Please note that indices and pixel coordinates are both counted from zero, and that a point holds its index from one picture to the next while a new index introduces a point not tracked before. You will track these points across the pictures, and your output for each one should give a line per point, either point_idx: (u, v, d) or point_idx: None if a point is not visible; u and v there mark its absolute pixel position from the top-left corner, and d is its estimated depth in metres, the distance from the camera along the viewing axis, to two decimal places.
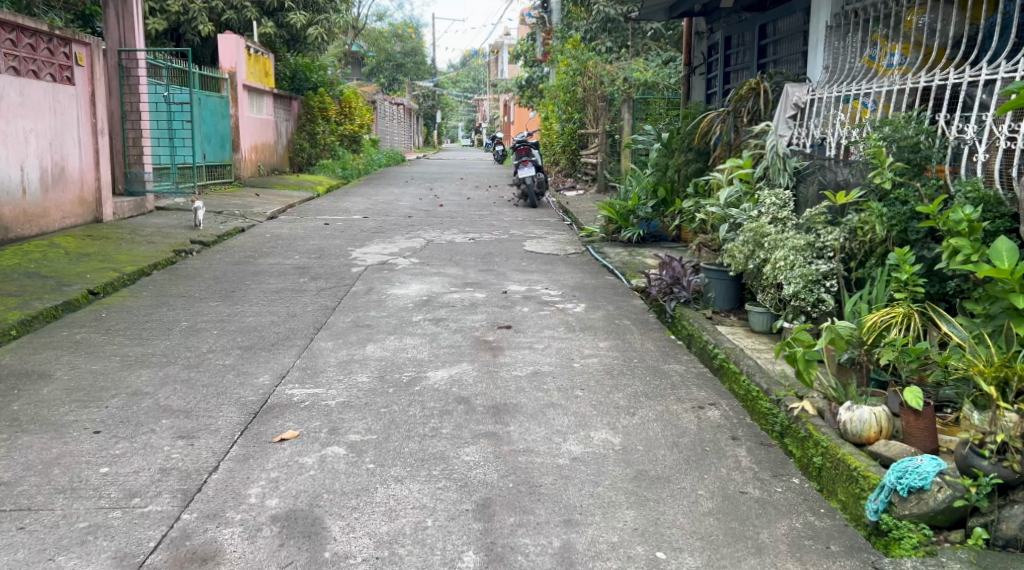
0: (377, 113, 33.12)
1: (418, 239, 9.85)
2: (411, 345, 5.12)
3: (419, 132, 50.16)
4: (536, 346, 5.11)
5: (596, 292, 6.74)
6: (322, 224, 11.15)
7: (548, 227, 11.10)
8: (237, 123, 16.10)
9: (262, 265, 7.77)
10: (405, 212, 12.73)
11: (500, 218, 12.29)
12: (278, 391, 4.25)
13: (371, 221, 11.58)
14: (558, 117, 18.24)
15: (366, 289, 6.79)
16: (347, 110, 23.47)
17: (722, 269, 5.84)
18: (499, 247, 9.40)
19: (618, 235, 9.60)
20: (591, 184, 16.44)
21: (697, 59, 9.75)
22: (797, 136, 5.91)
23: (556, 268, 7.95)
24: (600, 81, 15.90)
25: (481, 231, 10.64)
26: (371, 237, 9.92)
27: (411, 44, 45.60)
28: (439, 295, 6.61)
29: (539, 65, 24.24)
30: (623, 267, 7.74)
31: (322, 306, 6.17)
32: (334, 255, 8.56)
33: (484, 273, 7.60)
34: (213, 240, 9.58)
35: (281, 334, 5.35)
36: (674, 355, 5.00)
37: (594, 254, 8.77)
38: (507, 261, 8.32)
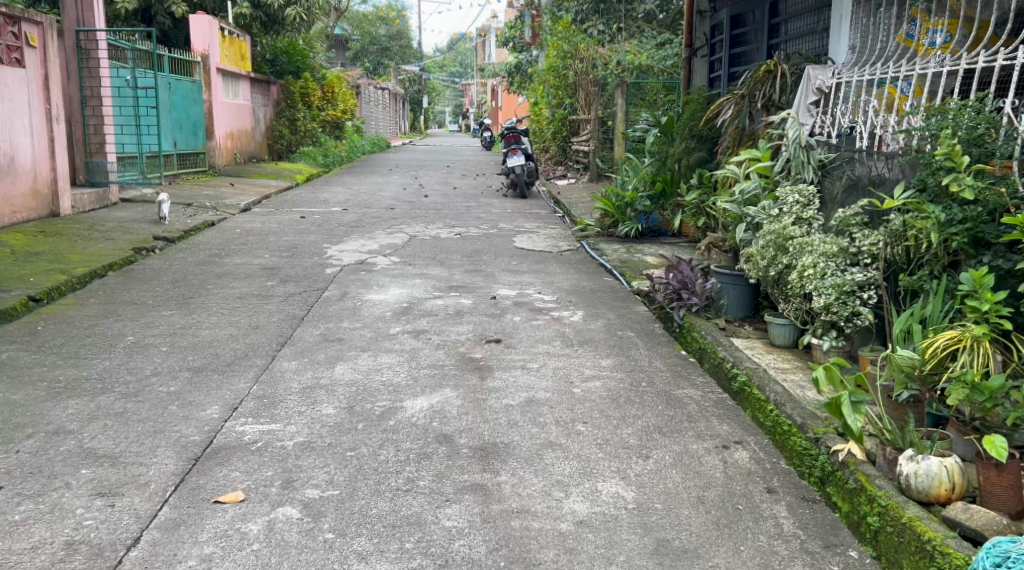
0: (361, 98, 32.32)
1: (400, 234, 9.19)
2: (387, 365, 4.49)
3: (405, 117, 49.34)
4: (530, 365, 4.48)
5: (594, 297, 6.12)
6: (299, 217, 10.47)
7: (539, 220, 10.48)
8: (210, 109, 15.38)
9: (228, 266, 7.10)
10: (387, 204, 12.07)
11: (488, 209, 11.65)
12: (227, 427, 3.61)
13: (351, 213, 10.91)
14: (549, 102, 17.58)
15: (341, 295, 6.14)
16: (328, 95, 22.73)
17: (737, 275, 5.30)
18: (487, 243, 8.76)
19: (614, 229, 8.98)
20: (583, 173, 15.82)
21: (699, 40, 9.13)
22: (821, 124, 5.30)
23: (548, 268, 7.33)
24: (593, 64, 15.25)
25: (468, 225, 10.00)
26: (350, 233, 9.25)
27: (397, 27, 44.76)
28: (420, 301, 5.97)
29: (528, 49, 23.55)
30: (622, 267, 7.15)
31: (289, 316, 5.52)
32: (308, 253, 7.90)
33: (470, 274, 6.97)
34: (178, 236, 8.90)
35: (239, 352, 4.70)
36: (688, 376, 4.38)
37: (589, 251, 8.16)
38: (496, 260, 7.68)
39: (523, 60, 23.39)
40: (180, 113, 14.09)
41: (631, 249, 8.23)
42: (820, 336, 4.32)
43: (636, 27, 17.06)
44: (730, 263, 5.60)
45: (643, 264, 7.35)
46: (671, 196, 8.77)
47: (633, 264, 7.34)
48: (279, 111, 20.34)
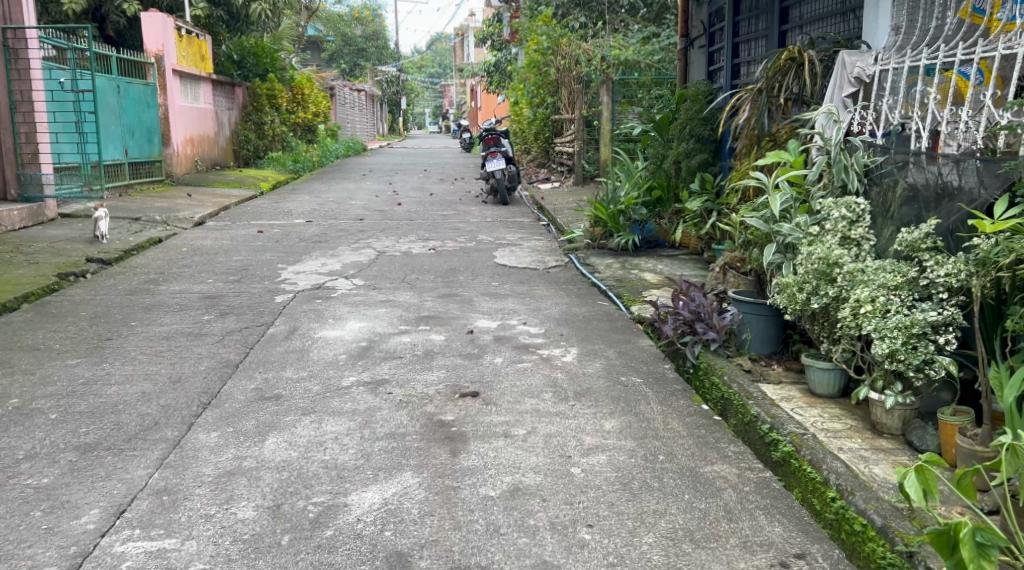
0: (336, 100, 31.24)
1: (367, 250, 8.22)
2: (333, 436, 3.52)
3: (384, 119, 48.26)
4: (515, 431, 3.54)
5: (590, 328, 5.19)
6: (256, 232, 9.48)
7: (522, 231, 9.54)
8: (167, 114, 14.35)
9: (160, 297, 6.11)
10: (357, 213, 11.09)
11: (466, 219, 10.70)
12: (103, 547, 2.64)
13: (315, 226, 9.94)
14: (529, 101, 16.63)
15: (289, 332, 5.17)
16: (299, 98, 21.70)
17: (761, 303, 4.37)
18: (464, 259, 7.80)
19: (605, 240, 8.05)
20: (568, 175, 14.90)
21: (696, 30, 8.19)
22: (861, 121, 4.36)
23: (534, 290, 6.39)
24: (576, 60, 14.32)
25: (443, 238, 9.03)
26: (311, 250, 8.27)
27: (373, 27, 43.73)
28: (382, 339, 5.01)
29: (507, 47, 22.61)
30: (619, 288, 6.23)
31: (221, 364, 4.55)
32: (258, 277, 6.93)
33: (443, 301, 6.01)
34: (115, 257, 7.90)
35: (147, 419, 3.72)
36: (716, 443, 3.44)
37: (580, 268, 7.24)
38: (473, 281, 6.73)
39: (501, 59, 22.44)
40: (130, 118, 13.10)
41: (627, 265, 7.30)
42: (880, 390, 3.38)
43: (620, 20, 16.15)
44: (751, 289, 4.67)
45: (642, 284, 6.42)
46: (668, 203, 7.89)
47: (632, 284, 6.41)
48: (246, 114, 19.30)
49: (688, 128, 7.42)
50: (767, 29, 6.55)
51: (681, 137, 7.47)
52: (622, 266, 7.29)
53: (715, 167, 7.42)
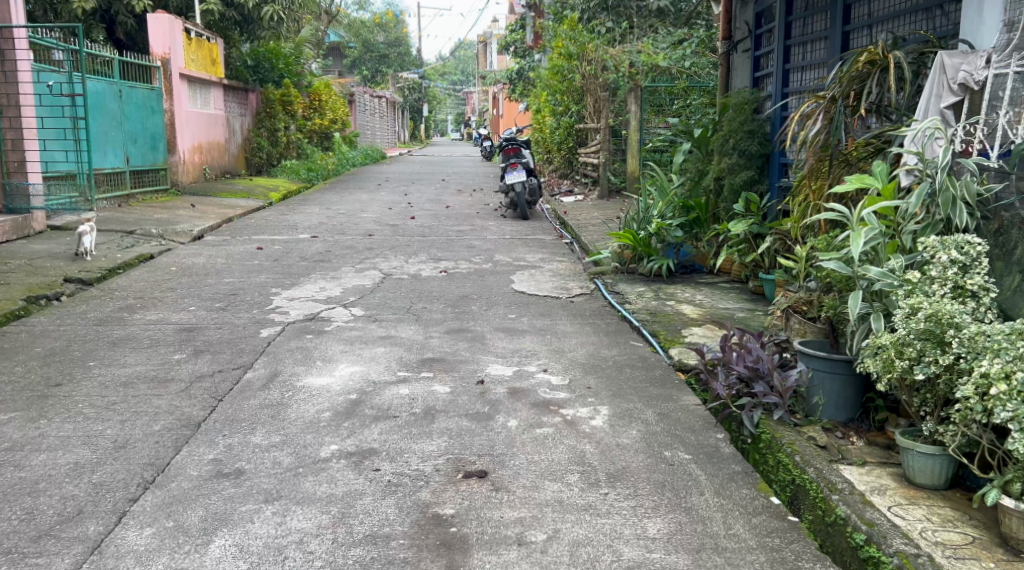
0: (355, 107, 30.65)
1: (372, 272, 7.47)
2: (298, 539, 2.75)
3: (405, 126, 47.71)
4: (532, 536, 2.75)
5: (622, 379, 4.38)
6: (255, 248, 8.76)
7: (543, 251, 8.76)
8: (173, 120, 13.70)
9: (131, 330, 5.37)
10: (366, 228, 10.35)
11: (483, 235, 9.92)
12: None
13: (319, 242, 9.20)
14: (552, 109, 15.83)
15: (267, 379, 4.40)
16: (315, 104, 21.18)
17: (835, 361, 3.54)
18: (478, 285, 7.03)
19: (636, 266, 7.24)
20: (592, 188, 14.09)
21: (739, 32, 7.37)
22: (967, 137, 3.52)
23: (556, 325, 5.60)
24: (603, 66, 13.55)
25: (457, 259, 8.26)
26: (311, 270, 7.53)
27: (395, 34, 43.15)
28: (376, 390, 4.23)
29: (530, 54, 21.89)
30: (653, 325, 5.42)
31: (180, 423, 3.79)
32: (247, 305, 6.18)
33: (452, 338, 5.23)
34: (97, 277, 7.19)
35: (68, 506, 2.95)
36: (795, 563, 2.64)
37: (608, 297, 6.44)
38: (488, 312, 5.94)
39: (524, 65, 21.71)
40: (133, 124, 12.47)
41: (663, 295, 6.48)
42: (1016, 496, 2.55)
43: (649, 25, 15.36)
44: (822, 339, 3.84)
45: (680, 319, 5.61)
46: (707, 225, 7.14)
47: (669, 320, 5.59)
48: (259, 121, 18.68)
49: (732, 141, 6.64)
50: (825, 29, 5.72)
51: (723, 152, 6.71)
52: (657, 295, 6.48)
53: (761, 185, 6.61)
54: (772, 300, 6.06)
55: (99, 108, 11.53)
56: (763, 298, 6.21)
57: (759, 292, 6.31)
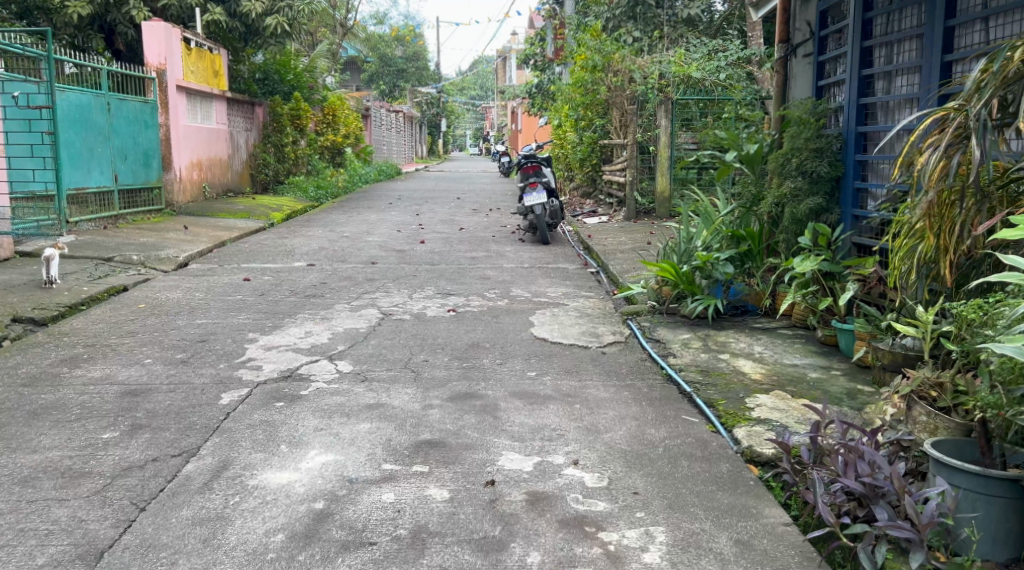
0: (370, 122, 29.74)
1: (370, 311, 6.45)
2: None
3: (422, 141, 46.81)
4: None
5: (679, 477, 3.32)
6: (242, 279, 7.77)
7: (568, 284, 7.72)
8: (167, 135, 12.76)
9: (63, 395, 4.35)
10: (370, 255, 9.34)
11: (498, 263, 8.90)
12: None
13: (315, 272, 8.20)
14: (574, 123, 14.80)
15: (212, 475, 3.37)
16: (328, 118, 20.36)
17: (1001, 476, 2.50)
18: (492, 328, 5.99)
19: (677, 306, 6.20)
20: (617, 209, 13.04)
21: (800, 34, 6.31)
22: None
23: (586, 387, 4.55)
24: (630, 77, 12.54)
25: (468, 294, 7.22)
26: (299, 309, 6.51)
27: (413, 48, 42.32)
28: (351, 495, 3.18)
29: (551, 66, 20.90)
30: (707, 393, 4.36)
31: (76, 551, 2.77)
32: (217, 356, 5.18)
33: (458, 407, 4.18)
34: (54, 316, 6.23)
35: None
36: None
37: (647, 347, 5.38)
38: (503, 369, 4.89)
39: (545, 80, 20.71)
40: (123, 139, 11.54)
41: (715, 345, 5.41)
42: None
43: (680, 34, 14.33)
44: (965, 442, 2.80)
45: (740, 384, 4.53)
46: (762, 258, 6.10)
47: (729, 384, 4.52)
48: (266, 136, 17.74)
49: (794, 162, 5.61)
50: (920, 26, 4.70)
51: (785, 175, 5.71)
52: (707, 345, 5.42)
53: (832, 214, 5.57)
54: (848, 354, 5.00)
55: (83, 122, 10.60)
56: (836, 350, 5.15)
57: (829, 342, 5.22)
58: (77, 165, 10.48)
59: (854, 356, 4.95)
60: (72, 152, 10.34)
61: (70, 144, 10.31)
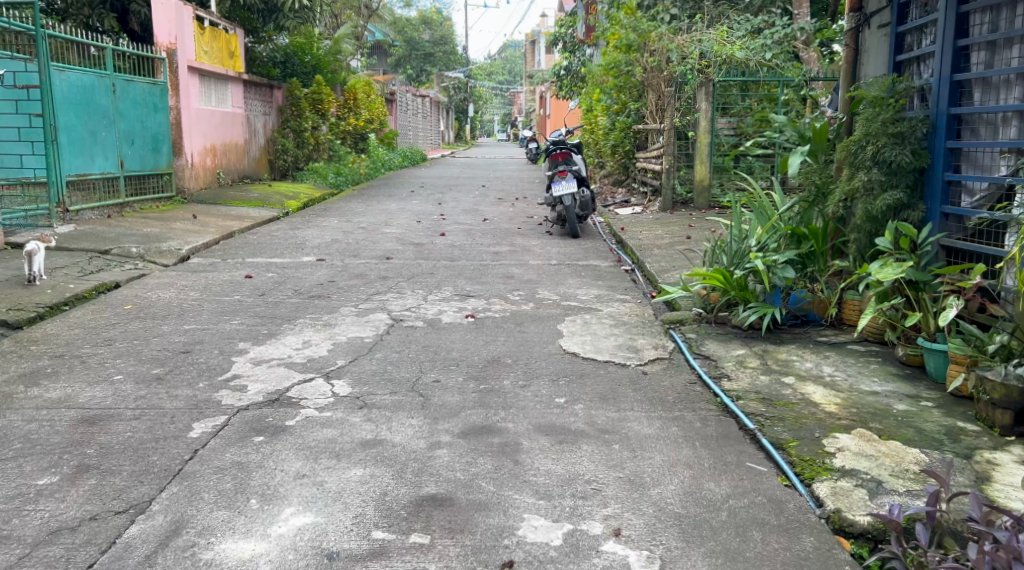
0: (396, 107, 28.93)
1: (379, 316, 5.72)
2: None
3: (449, 126, 45.97)
4: None
5: (749, 561, 2.59)
6: (243, 277, 7.07)
7: (601, 285, 6.95)
8: (178, 119, 11.97)
9: (6, 424, 3.66)
10: (385, 249, 8.62)
11: (524, 260, 8.14)
12: None
13: (324, 268, 7.48)
14: (606, 107, 13.93)
15: (157, 544, 2.68)
16: (350, 103, 19.68)
17: None
18: (516, 338, 5.25)
19: (730, 315, 5.44)
20: (652, 199, 12.21)
21: (875, 1, 5.50)
22: None
23: (628, 420, 3.80)
24: (667, 57, 11.66)
25: (490, 296, 6.48)
26: (300, 313, 5.80)
27: (441, 31, 41.33)
28: None
29: (581, 48, 19.93)
30: (775, 433, 3.59)
31: None
32: (199, 372, 4.47)
33: (471, 446, 3.46)
34: (31, 319, 5.56)
35: None
36: None
37: (697, 368, 4.62)
38: (528, 394, 4.15)
39: (575, 62, 19.80)
40: (129, 123, 10.86)
41: (776, 364, 4.64)
42: None
43: (721, 12, 13.37)
44: None
45: (813, 420, 3.77)
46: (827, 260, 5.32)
47: (800, 421, 3.76)
48: (284, 120, 16.96)
49: (868, 150, 4.85)
50: None
51: (861, 165, 4.91)
52: (766, 364, 4.66)
53: (915, 211, 4.78)
54: (938, 379, 4.26)
55: (85, 104, 9.95)
56: (922, 374, 4.37)
57: (914, 363, 4.47)
58: (78, 150, 9.84)
59: (946, 381, 4.20)
60: (72, 136, 9.69)
61: (70, 128, 9.67)
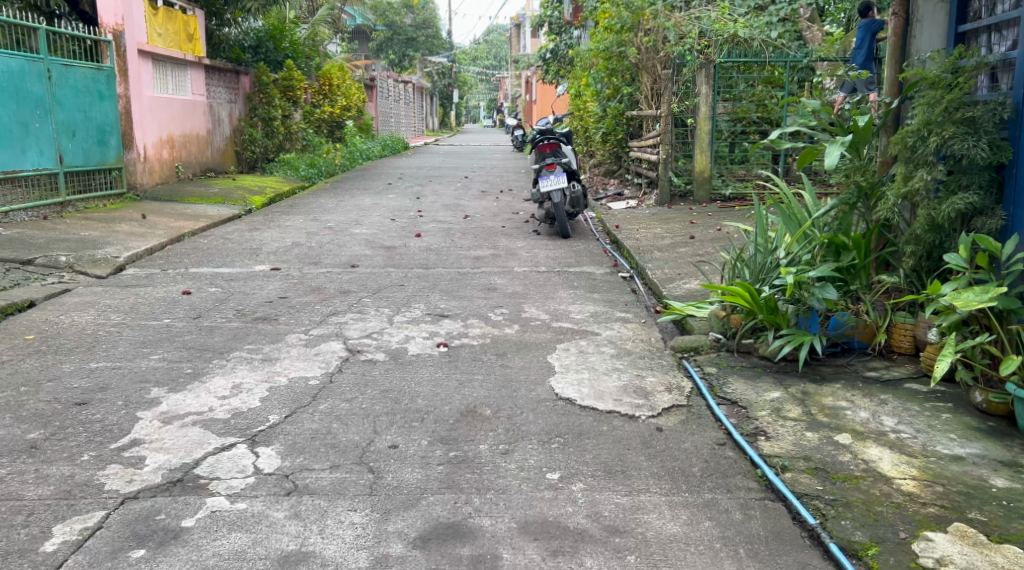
0: (376, 94, 27.79)
1: (331, 347, 4.74)
2: None
3: (433, 112, 44.86)
4: None
5: None
6: (180, 293, 6.05)
7: (598, 299, 5.99)
8: (128, 107, 10.85)
9: None
10: (352, 254, 7.62)
11: (508, 266, 7.17)
12: None
13: (277, 281, 6.47)
14: (595, 91, 12.94)
15: None
16: (326, 89, 18.83)
17: None
18: (496, 376, 4.28)
19: (756, 344, 4.51)
20: (648, 191, 11.26)
21: None
22: None
23: (643, 509, 2.86)
24: (663, 37, 10.69)
25: (468, 315, 5.50)
26: (237, 344, 4.81)
27: (423, 15, 40.09)
28: None
29: (568, 30, 18.91)
30: (845, 534, 2.69)
31: None
32: (88, 435, 3.47)
33: (431, 565, 2.51)
34: None
35: None
36: None
37: (725, 420, 3.66)
38: (511, 467, 3.18)
39: (562, 46, 18.82)
40: (69, 112, 9.75)
41: (824, 415, 3.70)
42: None
43: None
44: None
45: (890, 508, 2.85)
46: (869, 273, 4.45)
47: (874, 511, 2.83)
48: (252, 108, 15.76)
49: (931, 142, 3.93)
50: None
51: (924, 162, 3.99)
52: (810, 415, 3.71)
53: (991, 219, 3.86)
54: None
55: (14, 92, 8.88)
56: (1012, 430, 3.45)
57: (997, 412, 3.56)
58: (4, 143, 8.78)
59: None
60: None
61: None
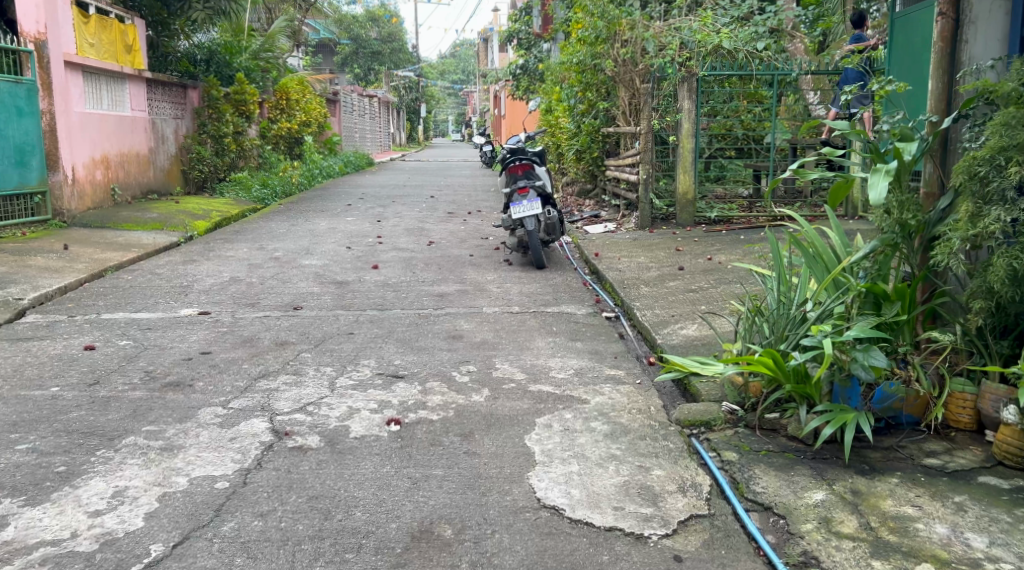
0: (339, 108, 26.78)
1: (253, 427, 3.77)
2: None
3: (401, 127, 43.95)
4: None
5: None
6: (82, 349, 5.05)
7: (581, 350, 5.09)
8: (52, 125, 9.78)
9: None
10: (296, 293, 6.65)
11: (475, 306, 6.25)
12: None
13: (203, 330, 5.48)
14: (568, 106, 12.10)
15: None
16: (282, 104, 17.79)
17: None
18: (459, 469, 3.35)
19: (784, 418, 3.65)
20: (626, 214, 10.42)
21: None
22: None
23: None
24: (641, 47, 9.88)
25: (426, 376, 4.57)
26: (135, 424, 3.83)
27: (389, 29, 39.17)
28: None
29: (538, 44, 18.11)
30: None
31: None
32: None
33: None
34: None
35: None
36: None
37: (760, 542, 2.77)
38: None
39: (532, 60, 18.00)
40: None
41: (889, 530, 2.80)
42: None
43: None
44: None
45: None
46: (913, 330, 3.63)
47: None
48: (201, 125, 14.57)
49: (1011, 173, 3.12)
50: None
51: (1000, 197, 3.18)
52: (872, 531, 2.82)
53: None
54: None
55: None
56: None
57: None
58: None
59: None
60: None
61: None
